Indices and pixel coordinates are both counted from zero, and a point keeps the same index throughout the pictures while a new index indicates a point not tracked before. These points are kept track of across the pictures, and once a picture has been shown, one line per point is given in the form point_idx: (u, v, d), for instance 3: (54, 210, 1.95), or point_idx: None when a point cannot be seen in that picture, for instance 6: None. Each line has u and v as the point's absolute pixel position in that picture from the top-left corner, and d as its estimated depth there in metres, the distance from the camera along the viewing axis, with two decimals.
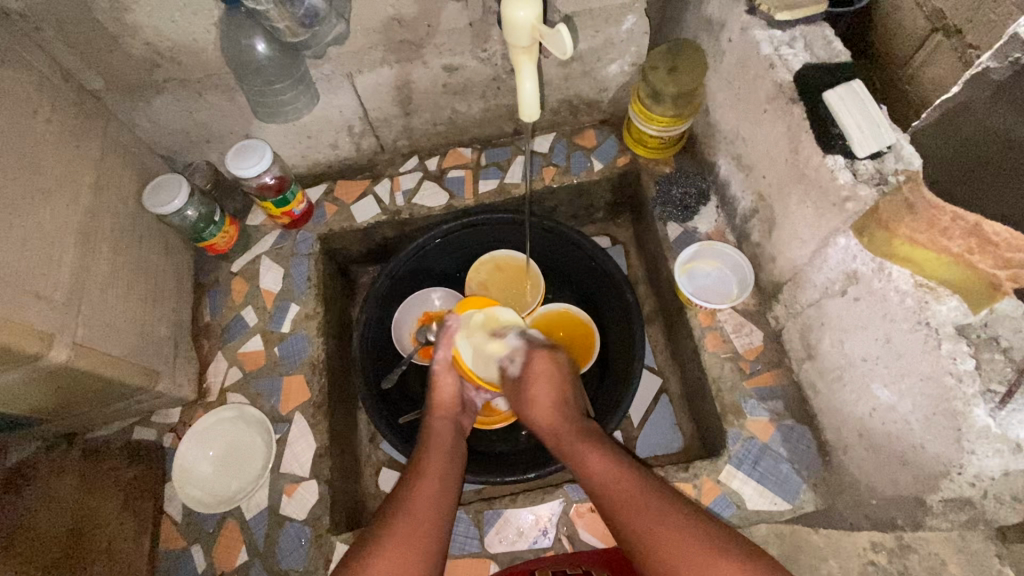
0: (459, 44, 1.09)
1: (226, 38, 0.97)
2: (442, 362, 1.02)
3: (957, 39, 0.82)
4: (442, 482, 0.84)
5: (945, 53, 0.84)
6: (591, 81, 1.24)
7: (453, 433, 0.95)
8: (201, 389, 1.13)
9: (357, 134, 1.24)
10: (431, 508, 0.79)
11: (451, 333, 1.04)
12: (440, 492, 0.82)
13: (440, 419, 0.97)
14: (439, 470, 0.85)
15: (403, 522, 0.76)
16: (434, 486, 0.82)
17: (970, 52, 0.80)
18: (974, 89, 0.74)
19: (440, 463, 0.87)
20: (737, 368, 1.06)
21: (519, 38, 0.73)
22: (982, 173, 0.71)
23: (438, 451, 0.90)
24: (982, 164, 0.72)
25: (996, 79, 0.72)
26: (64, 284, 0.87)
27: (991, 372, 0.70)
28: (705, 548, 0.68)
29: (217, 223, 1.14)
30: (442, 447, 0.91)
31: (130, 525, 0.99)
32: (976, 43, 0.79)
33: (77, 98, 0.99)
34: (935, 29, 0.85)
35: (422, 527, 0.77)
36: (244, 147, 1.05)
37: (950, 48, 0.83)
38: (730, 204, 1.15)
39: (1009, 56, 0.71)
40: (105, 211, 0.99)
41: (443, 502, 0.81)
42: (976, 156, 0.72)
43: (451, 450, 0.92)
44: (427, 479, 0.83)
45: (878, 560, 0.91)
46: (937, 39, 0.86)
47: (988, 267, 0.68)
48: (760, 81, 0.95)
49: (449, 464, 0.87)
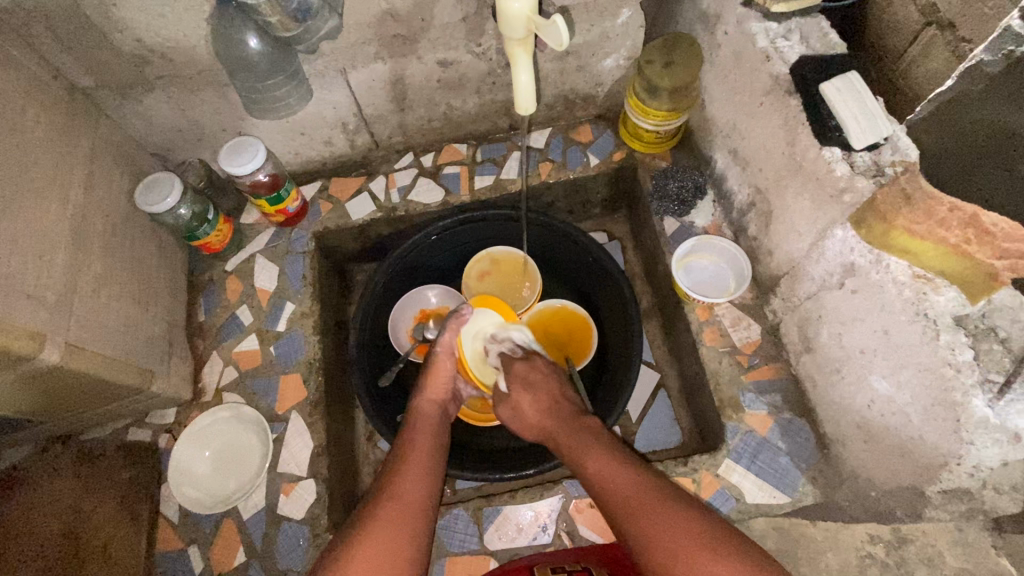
0: (453, 38, 1.08)
1: (219, 34, 0.95)
2: (445, 345, 1.03)
3: (950, 33, 0.79)
4: (429, 470, 0.83)
5: (938, 48, 0.82)
6: (586, 76, 1.23)
7: (440, 421, 0.95)
8: (197, 389, 1.12)
9: (351, 131, 1.23)
10: (419, 490, 0.79)
11: (462, 320, 1.05)
12: (427, 480, 0.81)
13: (428, 407, 0.97)
14: (425, 458, 0.84)
15: (388, 508, 0.75)
16: (421, 473, 0.81)
17: (963, 46, 0.78)
18: (966, 82, 0.69)
19: (427, 448, 0.86)
20: (736, 362, 1.06)
21: (514, 30, 0.72)
22: (987, 170, 0.67)
23: (425, 438, 0.89)
24: (988, 160, 0.67)
25: (991, 72, 0.67)
26: (55, 283, 0.86)
27: (989, 362, 0.70)
28: (695, 539, 0.68)
29: (210, 222, 1.13)
30: (429, 434, 0.90)
31: (125, 527, 0.98)
32: (967, 38, 0.77)
33: (66, 96, 0.98)
34: (928, 23, 0.83)
35: (410, 512, 0.76)
36: (237, 144, 1.04)
37: (942, 42, 0.81)
38: (726, 198, 1.14)
39: (1001, 48, 0.66)
40: (96, 210, 0.98)
41: (429, 488, 0.80)
42: (977, 154, 0.68)
43: (438, 437, 0.91)
44: (414, 466, 0.82)
45: (876, 552, 0.91)
46: (930, 34, 0.83)
47: (987, 258, 0.66)
48: (757, 73, 0.94)
49: (435, 448, 0.87)
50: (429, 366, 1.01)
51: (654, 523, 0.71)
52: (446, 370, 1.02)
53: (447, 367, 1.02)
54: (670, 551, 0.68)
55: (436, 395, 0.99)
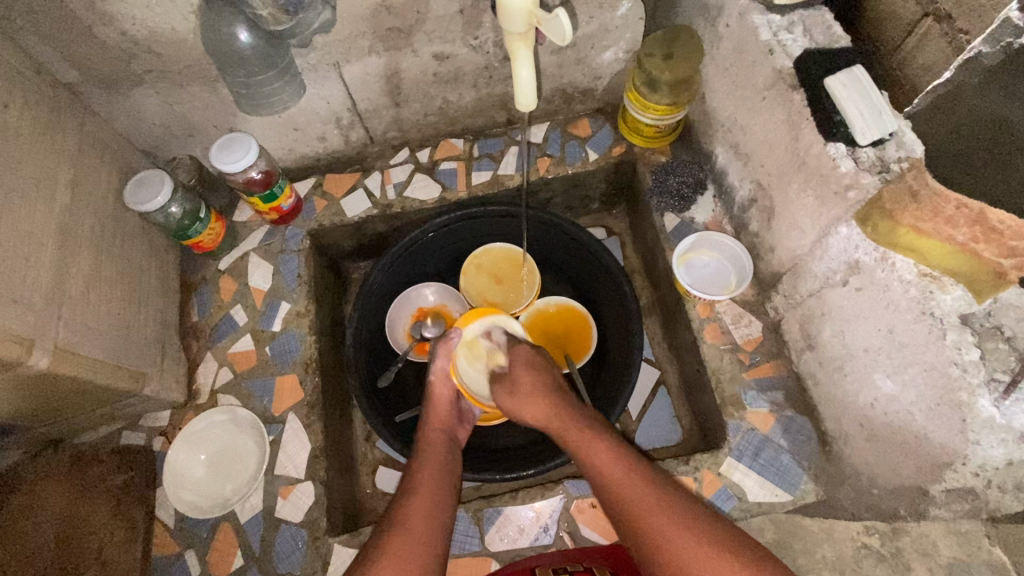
0: (449, 32, 1.06)
1: (207, 28, 0.92)
2: (438, 371, 0.99)
3: (946, 24, 0.77)
4: (438, 497, 0.80)
5: (935, 38, 0.79)
6: (584, 69, 1.21)
7: (447, 441, 0.91)
8: (191, 391, 1.11)
9: (346, 126, 1.21)
10: (427, 520, 0.77)
11: (450, 344, 1.01)
12: (436, 509, 0.78)
13: (433, 430, 0.93)
14: (433, 482, 0.82)
15: (396, 542, 0.73)
16: (429, 502, 0.78)
17: (961, 38, 0.75)
18: (964, 74, 0.70)
19: (435, 474, 0.83)
20: (737, 359, 1.05)
21: (515, 24, 0.70)
22: (976, 165, 0.68)
23: (432, 462, 0.86)
24: (974, 152, 0.68)
25: (989, 64, 0.68)
26: (42, 286, 0.84)
27: (995, 362, 0.69)
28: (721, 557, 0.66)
29: (202, 220, 1.11)
30: (436, 458, 0.87)
31: (120, 532, 0.96)
32: (966, 29, 0.75)
33: (50, 92, 0.95)
34: (926, 13, 0.80)
35: (417, 545, 0.74)
36: (228, 141, 1.02)
37: (940, 34, 0.78)
38: (727, 193, 1.13)
39: (999, 40, 0.67)
40: (84, 210, 0.96)
41: (439, 515, 0.78)
42: (969, 145, 0.69)
43: (449, 461, 0.87)
44: (421, 495, 0.79)
45: (872, 544, 0.88)
46: (926, 24, 0.80)
47: (994, 256, 0.65)
48: (759, 67, 0.93)
49: (444, 472, 0.84)
50: (428, 396, 0.97)
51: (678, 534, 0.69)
52: (447, 395, 0.98)
53: (446, 394, 0.98)
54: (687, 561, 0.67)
55: (440, 416, 0.95)
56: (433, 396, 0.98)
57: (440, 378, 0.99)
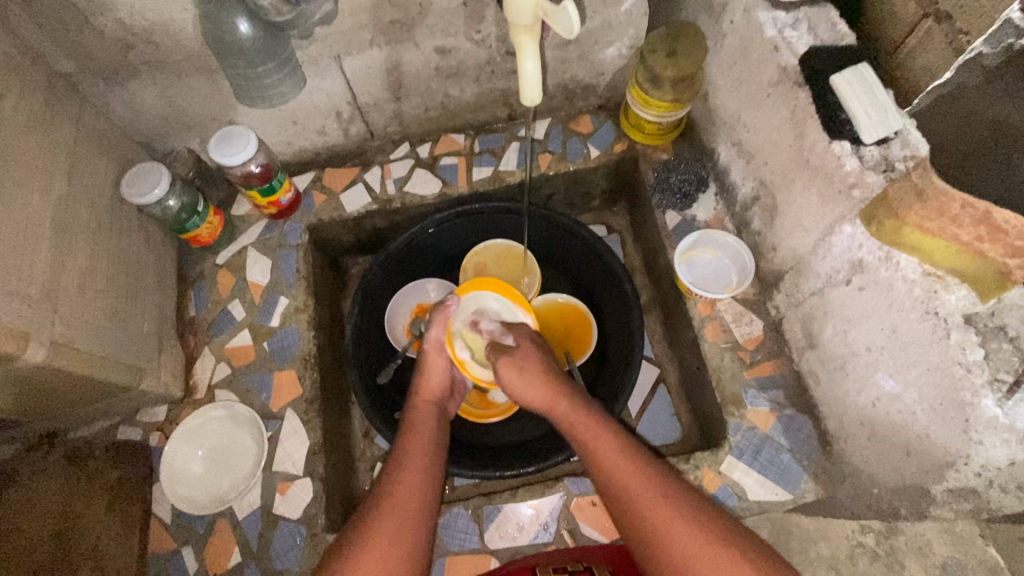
0: (452, 25, 1.05)
1: (207, 18, 0.91)
2: (432, 341, 0.99)
3: (948, 25, 0.73)
4: (424, 473, 0.80)
5: (935, 40, 0.75)
6: (587, 65, 1.21)
7: (437, 416, 0.91)
8: (188, 386, 1.10)
9: (345, 120, 1.20)
10: (414, 493, 0.77)
11: (448, 313, 1.01)
12: (423, 486, 0.78)
13: (423, 405, 0.93)
14: (423, 458, 0.82)
15: (385, 518, 0.74)
16: (417, 480, 0.78)
17: (961, 39, 0.71)
18: (963, 74, 0.71)
19: (423, 449, 0.83)
20: (738, 358, 1.05)
21: (521, 16, 0.69)
22: (979, 158, 0.68)
23: (420, 436, 0.85)
24: (976, 152, 0.69)
25: (989, 64, 0.69)
26: (39, 278, 0.83)
27: (999, 361, 0.69)
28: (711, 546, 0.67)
29: (200, 214, 1.10)
30: (425, 435, 0.86)
31: (116, 528, 0.95)
32: (966, 30, 0.70)
33: (47, 82, 0.93)
34: (925, 14, 0.76)
35: (406, 521, 0.74)
36: (226, 133, 1.01)
37: (939, 34, 0.74)
38: (729, 191, 1.12)
39: (1001, 40, 0.67)
40: (81, 201, 0.95)
41: (427, 491, 0.78)
42: (970, 144, 0.69)
43: (438, 436, 0.87)
44: (409, 471, 0.79)
45: (866, 542, 0.89)
46: (926, 25, 0.76)
47: (999, 255, 0.64)
48: (764, 64, 0.92)
49: (431, 446, 0.84)
50: (422, 367, 0.97)
51: (671, 528, 0.69)
52: (441, 369, 0.98)
53: (440, 364, 0.98)
54: (673, 550, 0.68)
55: (432, 392, 0.95)
56: (427, 368, 0.97)
57: (435, 348, 0.98)
